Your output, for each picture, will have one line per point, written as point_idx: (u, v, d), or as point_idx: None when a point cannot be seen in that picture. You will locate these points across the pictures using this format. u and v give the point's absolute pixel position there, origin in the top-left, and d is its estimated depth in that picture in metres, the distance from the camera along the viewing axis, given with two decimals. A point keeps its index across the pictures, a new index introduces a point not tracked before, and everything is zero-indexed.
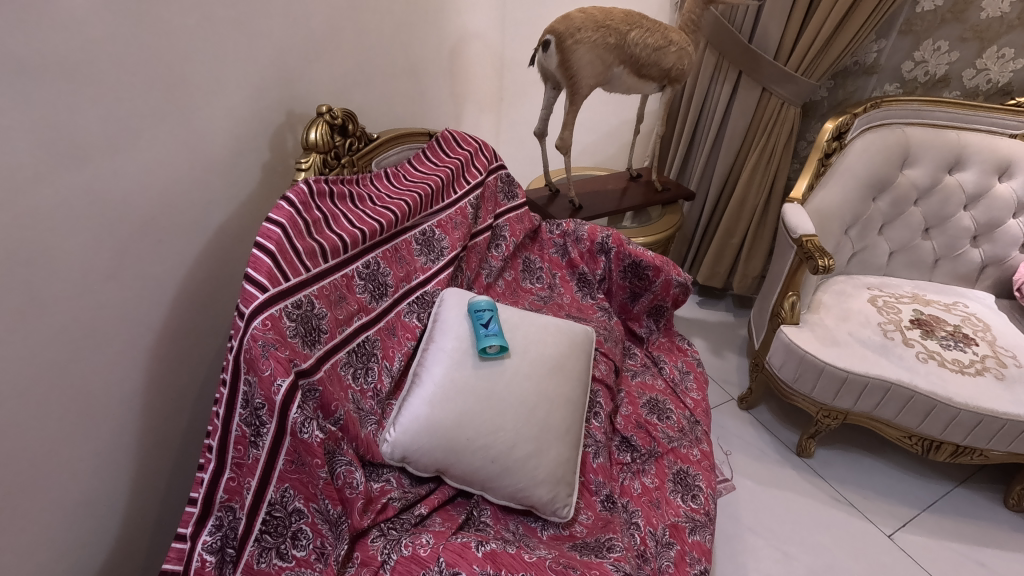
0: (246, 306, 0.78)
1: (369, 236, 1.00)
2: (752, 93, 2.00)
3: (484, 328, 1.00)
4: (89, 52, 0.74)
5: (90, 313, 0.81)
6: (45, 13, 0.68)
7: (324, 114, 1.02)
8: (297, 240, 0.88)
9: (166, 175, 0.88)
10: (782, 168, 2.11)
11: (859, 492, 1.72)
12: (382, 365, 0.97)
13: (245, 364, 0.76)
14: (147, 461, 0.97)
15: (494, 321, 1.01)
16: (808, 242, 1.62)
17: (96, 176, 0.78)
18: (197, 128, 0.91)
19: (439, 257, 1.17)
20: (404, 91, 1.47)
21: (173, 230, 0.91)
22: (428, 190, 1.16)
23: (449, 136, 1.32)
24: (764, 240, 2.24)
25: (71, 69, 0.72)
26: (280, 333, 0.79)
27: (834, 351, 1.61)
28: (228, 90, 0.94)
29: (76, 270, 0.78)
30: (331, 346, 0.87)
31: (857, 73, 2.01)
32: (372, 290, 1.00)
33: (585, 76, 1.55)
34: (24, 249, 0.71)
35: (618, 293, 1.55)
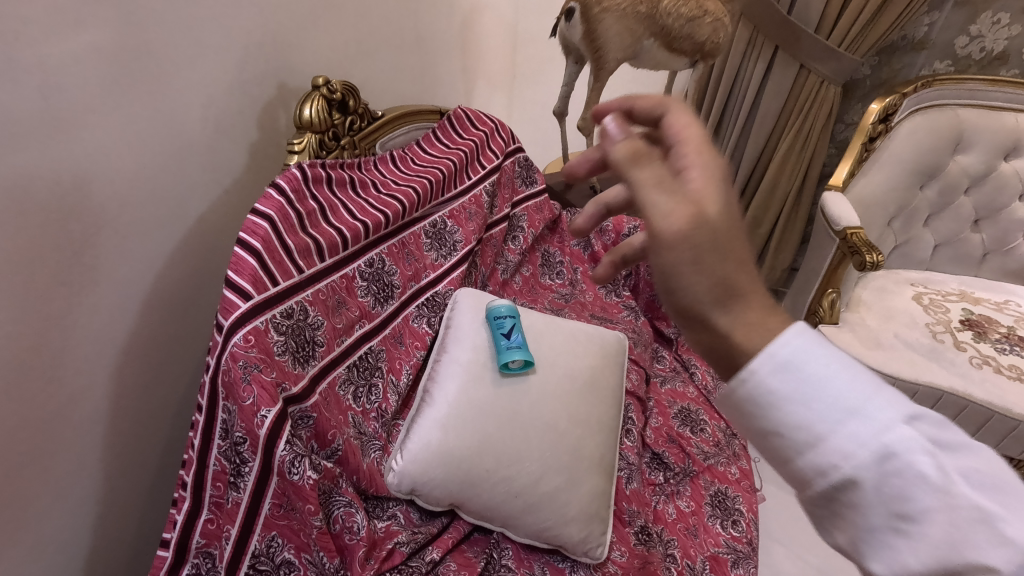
0: (226, 317, 0.65)
1: (372, 230, 0.87)
2: (789, 70, 1.85)
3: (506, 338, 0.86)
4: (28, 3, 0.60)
5: (38, 321, 0.68)
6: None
7: (320, 87, 0.87)
8: (288, 236, 0.75)
9: (133, 157, 0.74)
10: (818, 153, 1.97)
11: None
12: (388, 380, 0.84)
13: (223, 389, 0.63)
14: (120, 487, 0.85)
15: (516, 332, 0.87)
16: (853, 235, 1.48)
17: (39, 155, 0.64)
18: (169, 102, 0.77)
19: (450, 252, 1.04)
20: (411, 65, 1.33)
21: (144, 223, 0.77)
22: (438, 177, 1.03)
23: (463, 114, 1.18)
24: (795, 230, 2.10)
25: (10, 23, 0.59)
26: (265, 351, 0.65)
27: (878, 355, 1.48)
28: (208, 58, 0.80)
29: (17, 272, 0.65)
30: (328, 361, 0.75)
31: (905, 50, 1.83)
32: (375, 292, 0.87)
33: (612, 49, 1.40)
34: None
35: (645, 290, 1.41)
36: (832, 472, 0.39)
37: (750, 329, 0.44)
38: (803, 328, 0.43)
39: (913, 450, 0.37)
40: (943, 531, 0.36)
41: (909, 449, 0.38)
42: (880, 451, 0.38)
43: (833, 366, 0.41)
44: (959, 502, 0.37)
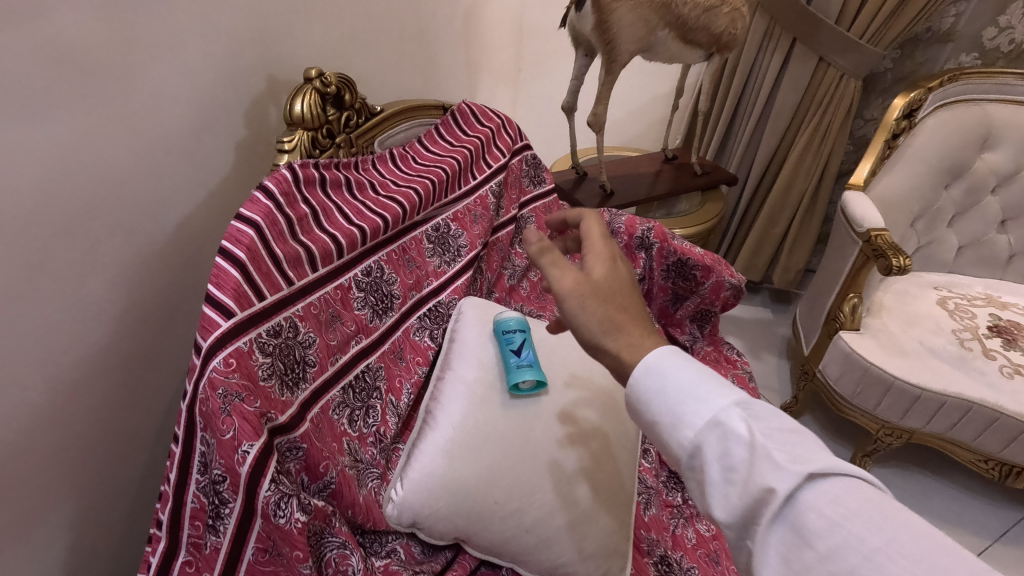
0: (205, 338, 0.58)
1: (370, 236, 0.80)
2: (808, 63, 1.76)
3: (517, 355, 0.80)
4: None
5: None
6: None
7: (313, 80, 0.80)
8: (276, 244, 0.68)
9: (103, 156, 0.67)
10: (836, 151, 1.88)
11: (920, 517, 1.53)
12: (387, 401, 0.77)
13: (201, 420, 0.56)
14: (96, 515, 0.78)
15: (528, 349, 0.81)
16: (877, 238, 1.40)
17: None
18: (145, 95, 0.69)
19: (454, 258, 0.97)
20: (411, 57, 1.25)
21: (119, 229, 0.70)
22: (442, 177, 0.95)
23: (467, 109, 1.10)
24: (811, 230, 2.02)
25: None
26: (248, 377, 0.58)
27: (903, 363, 1.40)
28: (188, 47, 0.73)
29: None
30: (320, 383, 0.68)
31: (929, 42, 1.75)
32: (373, 304, 0.80)
33: (625, 40, 1.32)
34: None
35: (658, 296, 1.34)
36: (685, 443, 0.53)
37: (632, 348, 0.60)
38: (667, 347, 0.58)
39: (725, 415, 0.52)
40: (751, 474, 0.48)
41: (723, 413, 0.52)
42: (712, 422, 0.52)
43: (685, 367, 0.56)
44: (761, 448, 0.49)
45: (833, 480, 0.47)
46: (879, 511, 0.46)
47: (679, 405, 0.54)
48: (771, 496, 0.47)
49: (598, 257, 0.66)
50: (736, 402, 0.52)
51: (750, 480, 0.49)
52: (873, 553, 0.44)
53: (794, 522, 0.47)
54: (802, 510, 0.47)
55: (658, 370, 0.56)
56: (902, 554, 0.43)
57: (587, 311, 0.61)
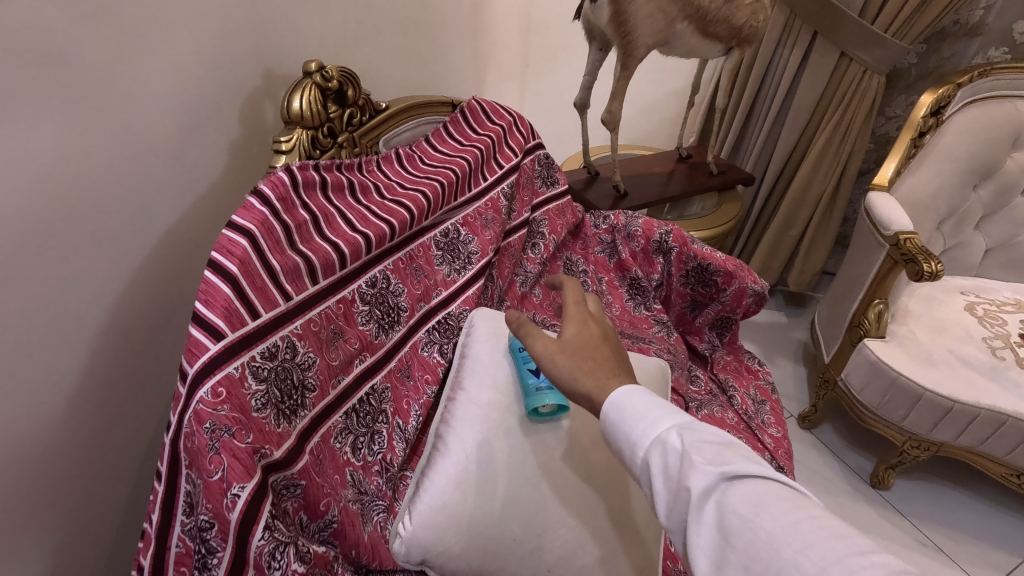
0: (191, 363, 0.52)
1: (375, 244, 0.73)
2: (829, 58, 1.69)
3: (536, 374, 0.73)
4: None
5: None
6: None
7: (313, 74, 0.73)
8: (272, 255, 0.61)
9: (80, 156, 0.60)
10: (857, 149, 1.81)
11: (946, 533, 1.47)
12: (393, 425, 0.71)
13: (187, 456, 0.50)
14: (78, 545, 0.72)
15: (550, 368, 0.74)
16: (906, 241, 1.34)
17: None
18: (125, 89, 0.63)
19: (465, 265, 0.91)
20: (417, 51, 1.18)
21: (99, 237, 0.64)
22: (451, 179, 0.89)
23: (477, 105, 1.03)
24: (829, 231, 1.95)
25: None
26: (240, 408, 0.52)
27: (932, 373, 1.34)
28: (175, 37, 0.66)
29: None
30: (320, 410, 0.61)
31: (956, 36, 1.67)
32: (379, 318, 0.73)
33: (643, 33, 1.25)
34: None
35: (676, 302, 1.28)
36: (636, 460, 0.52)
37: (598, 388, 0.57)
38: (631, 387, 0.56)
39: (661, 424, 0.51)
40: (679, 481, 0.47)
41: (659, 422, 0.52)
42: (656, 439, 0.51)
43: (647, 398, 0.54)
44: (691, 456, 0.48)
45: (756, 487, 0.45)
46: (803, 513, 0.44)
47: (620, 418, 0.53)
48: (693, 496, 0.46)
49: (572, 311, 0.65)
50: (672, 413, 0.52)
51: (679, 484, 0.47)
52: (792, 553, 0.41)
53: (720, 525, 0.45)
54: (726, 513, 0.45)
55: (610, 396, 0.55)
56: (823, 554, 0.41)
57: (561, 364, 0.59)
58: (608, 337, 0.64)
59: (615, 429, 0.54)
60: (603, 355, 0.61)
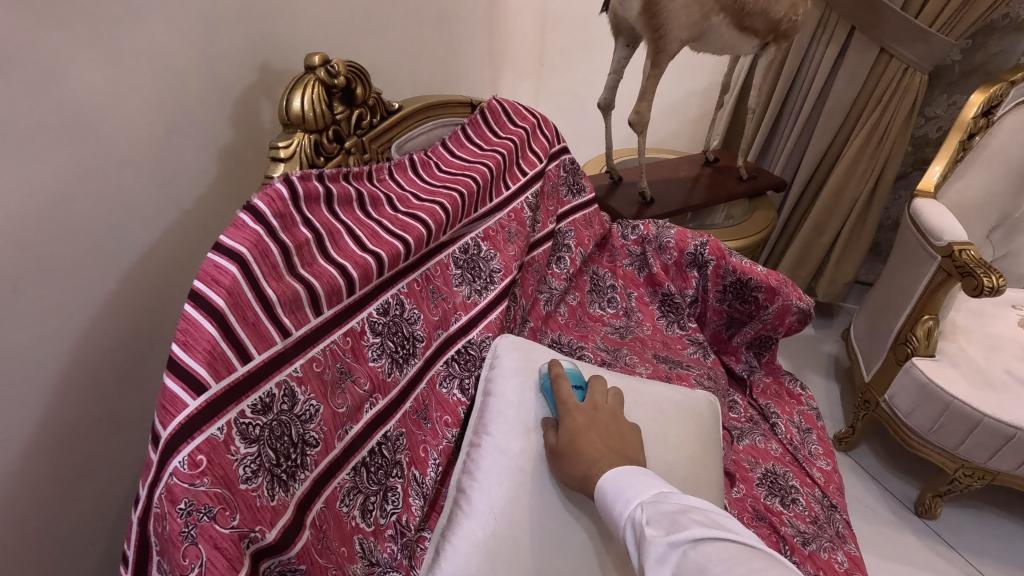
0: (165, 424, 0.42)
1: (388, 265, 0.63)
2: (867, 55, 1.59)
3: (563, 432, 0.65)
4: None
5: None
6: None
7: (317, 69, 0.63)
8: (267, 283, 0.51)
9: (34, 162, 0.51)
10: (895, 153, 1.70)
11: (1001, 568, 1.36)
12: (408, 478, 0.61)
13: (158, 542, 0.40)
14: None
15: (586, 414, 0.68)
16: (962, 252, 1.23)
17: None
18: (96, 86, 0.54)
19: (487, 285, 0.81)
20: (429, 45, 1.09)
21: (60, 257, 0.54)
22: (471, 188, 0.79)
23: (498, 106, 0.94)
24: (864, 239, 1.84)
25: None
26: (226, 479, 0.42)
27: (990, 396, 1.23)
28: (153, 24, 0.57)
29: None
30: (324, 468, 0.52)
31: (1005, 31, 1.56)
32: (393, 352, 0.63)
33: (675, 28, 1.15)
34: None
35: (712, 320, 1.18)
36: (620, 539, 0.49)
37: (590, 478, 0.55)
38: (614, 469, 0.53)
39: (632, 499, 0.49)
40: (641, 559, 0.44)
41: (630, 500, 0.49)
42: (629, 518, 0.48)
43: (624, 470, 0.52)
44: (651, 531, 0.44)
45: (706, 550, 0.41)
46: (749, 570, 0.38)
47: (600, 499, 0.52)
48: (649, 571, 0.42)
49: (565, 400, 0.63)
50: (644, 486, 0.50)
51: (641, 561, 0.44)
52: None
53: None
54: None
55: (596, 481, 0.53)
56: None
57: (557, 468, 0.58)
58: (605, 425, 0.60)
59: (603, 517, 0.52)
60: (593, 442, 0.57)
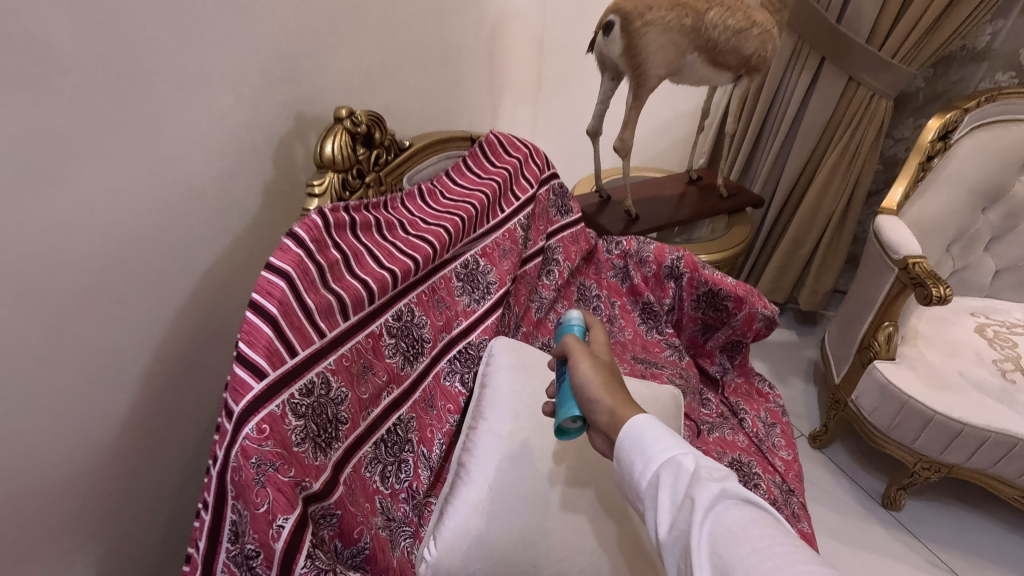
0: (236, 402, 0.56)
1: (401, 279, 0.77)
2: (837, 82, 1.72)
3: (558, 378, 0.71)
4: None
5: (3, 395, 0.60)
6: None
7: (344, 119, 0.78)
8: (308, 295, 0.65)
9: (127, 202, 0.66)
10: (866, 171, 1.83)
11: (960, 555, 1.47)
12: (419, 454, 0.75)
13: (233, 489, 0.54)
14: (116, 560, 0.78)
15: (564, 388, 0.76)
16: (915, 265, 1.36)
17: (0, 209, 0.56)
18: (173, 142, 0.69)
19: (484, 295, 0.95)
20: (436, 83, 1.23)
21: (138, 275, 0.69)
22: (471, 213, 0.93)
23: (495, 139, 1.08)
24: (839, 251, 1.97)
25: None
26: (282, 443, 0.56)
27: (944, 396, 1.35)
28: (215, 90, 0.72)
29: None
30: (353, 440, 0.66)
31: (964, 61, 1.70)
32: (404, 350, 0.77)
33: (654, 65, 1.29)
34: None
35: (688, 326, 1.31)
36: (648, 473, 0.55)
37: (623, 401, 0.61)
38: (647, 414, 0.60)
39: (670, 444, 0.55)
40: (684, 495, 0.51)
41: (669, 445, 0.55)
42: (666, 460, 0.54)
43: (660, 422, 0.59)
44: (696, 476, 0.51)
45: (747, 515, 0.49)
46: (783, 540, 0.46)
47: (630, 434, 0.57)
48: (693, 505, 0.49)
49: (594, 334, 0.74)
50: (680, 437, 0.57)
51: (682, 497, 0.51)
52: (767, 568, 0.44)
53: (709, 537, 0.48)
54: (718, 529, 0.48)
55: (631, 414, 0.60)
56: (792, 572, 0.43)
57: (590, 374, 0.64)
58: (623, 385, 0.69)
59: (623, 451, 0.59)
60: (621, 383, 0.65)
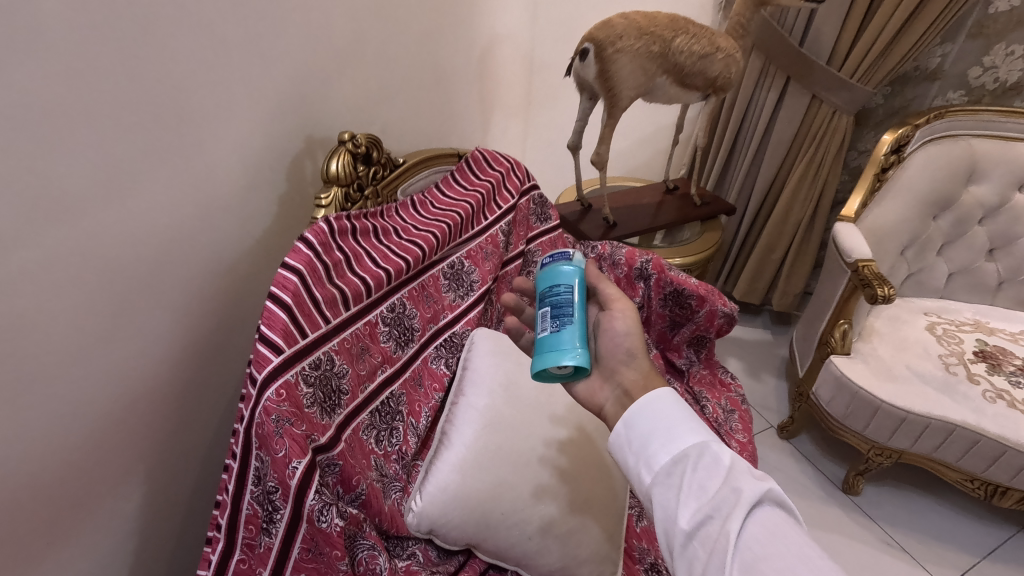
0: (259, 371, 0.69)
1: (394, 276, 0.91)
2: (802, 100, 1.86)
3: (573, 317, 0.79)
4: (76, 76, 0.65)
5: (75, 369, 0.74)
6: (13, 27, 0.58)
7: (347, 142, 0.92)
8: (316, 288, 0.79)
9: (170, 214, 0.80)
10: (831, 181, 1.97)
11: (911, 535, 1.60)
12: (408, 423, 0.89)
13: (257, 440, 0.67)
14: (150, 514, 0.93)
15: (536, 313, 0.83)
16: (865, 268, 1.50)
17: (80, 217, 0.69)
18: (205, 164, 0.83)
19: (468, 292, 1.09)
20: (430, 102, 1.38)
21: (175, 274, 0.83)
22: (457, 220, 1.06)
23: (480, 155, 1.22)
24: (809, 255, 2.11)
25: (78, 116, 0.66)
26: (296, 405, 0.70)
27: (891, 387, 1.48)
28: (240, 120, 0.86)
29: (56, 324, 0.70)
30: (353, 408, 0.79)
31: (918, 80, 1.84)
32: (397, 337, 0.91)
33: (625, 87, 1.43)
34: (29, 316, 0.66)
35: (657, 322, 1.44)
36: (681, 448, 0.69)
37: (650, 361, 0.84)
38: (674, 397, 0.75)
39: (702, 434, 0.69)
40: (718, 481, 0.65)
41: (701, 434, 0.69)
42: (701, 445, 0.68)
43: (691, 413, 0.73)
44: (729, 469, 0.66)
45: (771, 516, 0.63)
46: (800, 533, 0.62)
47: (668, 413, 0.72)
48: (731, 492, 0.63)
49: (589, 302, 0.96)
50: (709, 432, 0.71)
51: (718, 483, 0.65)
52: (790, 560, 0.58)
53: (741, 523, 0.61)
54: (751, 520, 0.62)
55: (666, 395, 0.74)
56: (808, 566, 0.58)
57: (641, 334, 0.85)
58: None
59: (652, 428, 0.71)
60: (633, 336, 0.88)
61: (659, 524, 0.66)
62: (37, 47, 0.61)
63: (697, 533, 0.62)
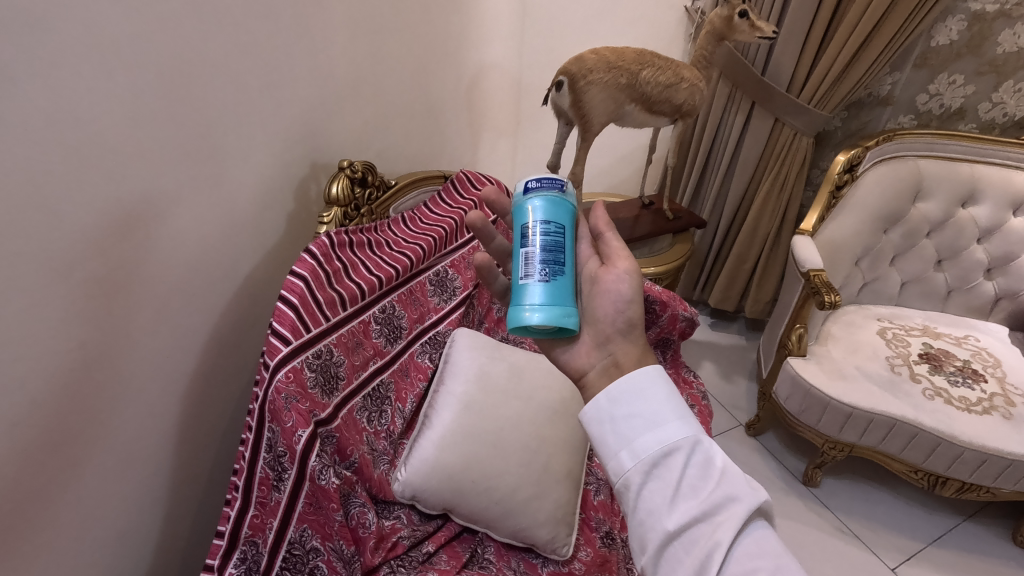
0: (271, 357, 0.85)
1: (385, 282, 1.07)
2: (766, 123, 2.03)
3: (557, 269, 0.87)
4: (130, 122, 0.81)
5: (122, 358, 0.89)
6: (88, 89, 0.75)
7: (345, 169, 1.08)
8: (319, 291, 0.94)
9: (198, 230, 0.96)
10: (795, 196, 2.13)
11: (864, 523, 1.74)
12: (395, 408, 1.05)
13: (269, 414, 0.83)
14: (174, 485, 1.08)
15: (524, 249, 0.89)
16: (814, 277, 1.65)
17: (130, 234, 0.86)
18: (226, 188, 1.00)
19: (451, 297, 1.24)
20: (421, 128, 1.54)
21: (199, 279, 0.99)
22: (442, 234, 1.22)
23: (465, 176, 1.37)
24: (777, 265, 2.26)
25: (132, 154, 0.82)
26: (301, 386, 0.85)
27: (840, 385, 1.63)
28: (254, 151, 1.03)
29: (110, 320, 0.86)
30: (348, 392, 0.95)
31: (872, 105, 2.01)
32: (387, 334, 1.07)
33: (597, 114, 1.60)
34: (88, 314, 0.82)
35: None
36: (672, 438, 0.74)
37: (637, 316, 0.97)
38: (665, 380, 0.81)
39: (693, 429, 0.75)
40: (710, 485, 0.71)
41: (693, 429, 0.75)
42: (694, 442, 0.74)
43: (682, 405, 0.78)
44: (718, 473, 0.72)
45: (752, 521, 0.70)
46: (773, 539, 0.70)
47: (664, 403, 0.77)
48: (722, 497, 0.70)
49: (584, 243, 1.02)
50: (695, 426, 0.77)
51: (710, 485, 0.71)
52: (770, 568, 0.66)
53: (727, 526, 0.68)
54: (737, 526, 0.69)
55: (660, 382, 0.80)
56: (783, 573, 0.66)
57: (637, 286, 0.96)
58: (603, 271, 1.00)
59: (639, 414, 0.76)
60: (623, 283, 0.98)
61: (641, 512, 0.71)
62: (104, 102, 0.77)
63: (681, 531, 0.68)
